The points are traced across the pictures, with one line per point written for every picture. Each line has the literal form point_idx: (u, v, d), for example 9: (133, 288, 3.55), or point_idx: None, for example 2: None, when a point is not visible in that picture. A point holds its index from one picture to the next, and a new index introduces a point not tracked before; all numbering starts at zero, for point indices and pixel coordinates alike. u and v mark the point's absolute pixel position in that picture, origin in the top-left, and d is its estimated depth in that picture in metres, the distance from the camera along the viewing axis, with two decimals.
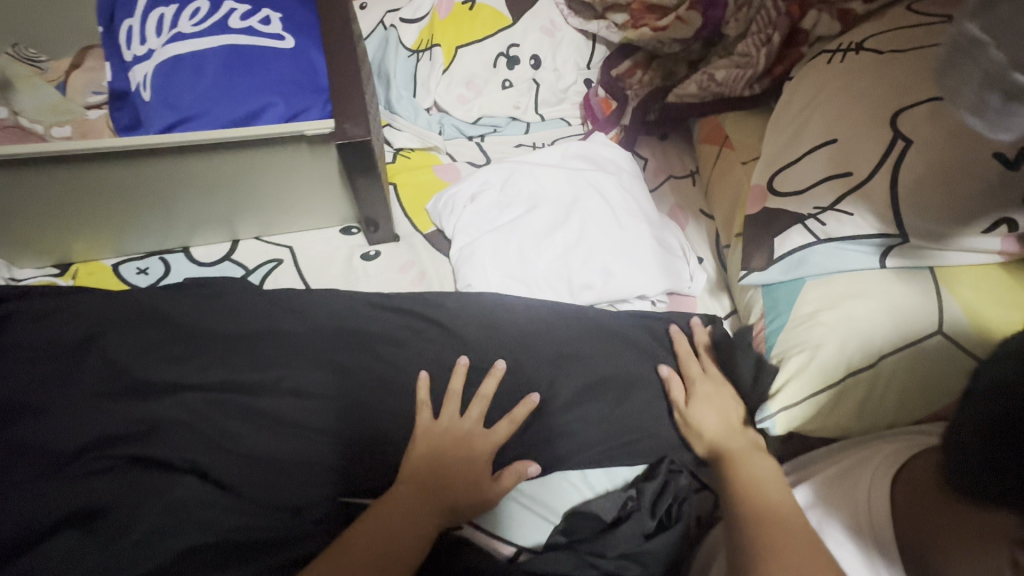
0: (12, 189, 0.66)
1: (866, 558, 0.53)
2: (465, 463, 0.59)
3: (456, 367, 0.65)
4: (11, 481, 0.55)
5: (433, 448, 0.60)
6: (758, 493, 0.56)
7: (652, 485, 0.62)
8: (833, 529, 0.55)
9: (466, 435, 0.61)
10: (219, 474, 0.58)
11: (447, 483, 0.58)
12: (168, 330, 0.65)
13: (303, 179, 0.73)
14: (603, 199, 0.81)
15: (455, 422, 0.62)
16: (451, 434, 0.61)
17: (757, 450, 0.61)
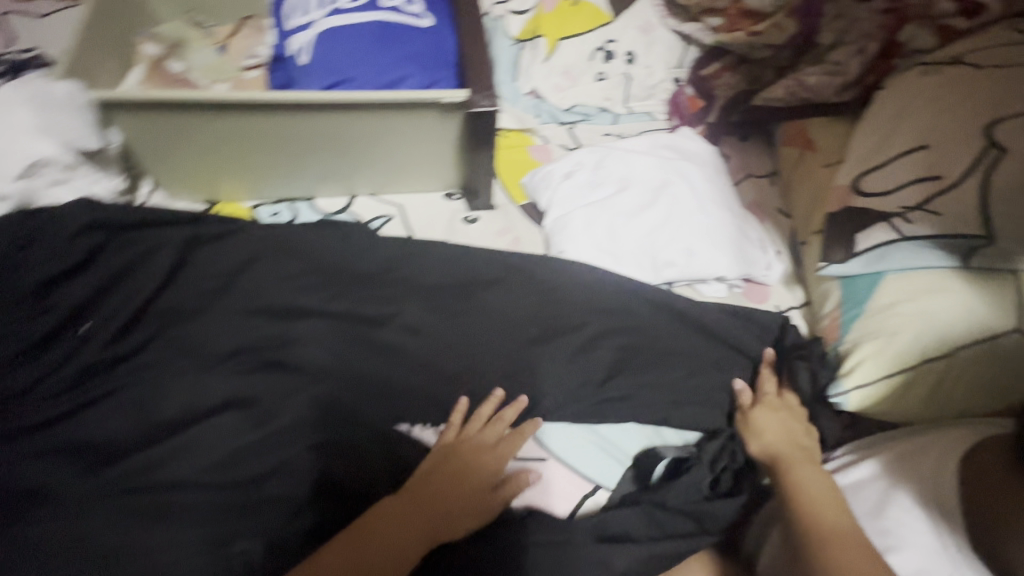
0: (184, 130, 0.75)
1: (933, 524, 0.56)
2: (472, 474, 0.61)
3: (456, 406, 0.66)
4: (174, 370, 0.65)
5: (446, 449, 0.62)
6: (821, 513, 0.57)
7: (713, 444, 0.66)
8: (901, 497, 0.58)
9: (477, 440, 0.63)
10: (343, 387, 0.66)
11: (453, 478, 0.60)
12: (301, 261, 0.74)
13: (426, 143, 0.82)
14: (690, 187, 0.87)
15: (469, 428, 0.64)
16: (457, 444, 0.63)
17: (805, 462, 0.62)
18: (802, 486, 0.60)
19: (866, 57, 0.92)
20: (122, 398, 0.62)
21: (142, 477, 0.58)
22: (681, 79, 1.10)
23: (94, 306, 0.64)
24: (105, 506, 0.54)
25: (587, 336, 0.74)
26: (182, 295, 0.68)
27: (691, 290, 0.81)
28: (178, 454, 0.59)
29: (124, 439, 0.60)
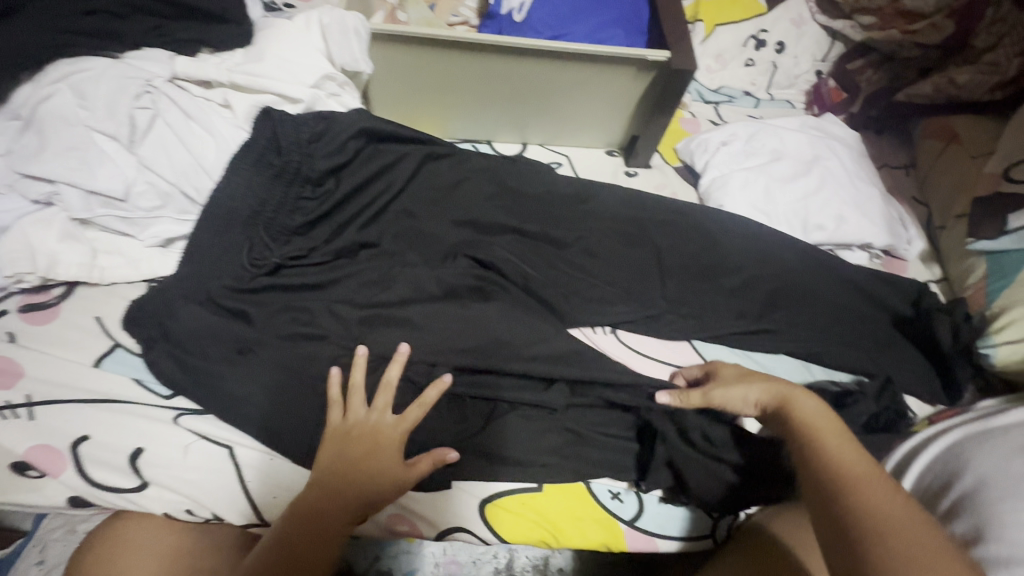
0: (416, 64, 0.88)
1: None
2: (371, 444, 0.61)
3: (396, 357, 0.67)
4: (407, 260, 0.79)
5: (343, 445, 0.61)
6: (833, 446, 0.55)
7: (875, 381, 0.77)
8: None
9: (365, 441, 0.61)
10: (539, 291, 0.79)
11: (353, 479, 0.59)
12: (500, 187, 0.87)
13: (610, 99, 0.93)
14: (841, 163, 0.95)
15: (360, 419, 0.62)
16: (358, 430, 0.62)
17: (818, 399, 0.62)
18: (805, 413, 0.59)
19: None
20: (371, 274, 0.76)
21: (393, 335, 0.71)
22: (823, 71, 1.18)
23: (352, 199, 0.79)
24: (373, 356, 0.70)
25: (746, 277, 0.83)
26: (413, 202, 0.82)
27: (836, 253, 0.89)
28: (417, 322, 0.73)
29: (376, 306, 0.74)
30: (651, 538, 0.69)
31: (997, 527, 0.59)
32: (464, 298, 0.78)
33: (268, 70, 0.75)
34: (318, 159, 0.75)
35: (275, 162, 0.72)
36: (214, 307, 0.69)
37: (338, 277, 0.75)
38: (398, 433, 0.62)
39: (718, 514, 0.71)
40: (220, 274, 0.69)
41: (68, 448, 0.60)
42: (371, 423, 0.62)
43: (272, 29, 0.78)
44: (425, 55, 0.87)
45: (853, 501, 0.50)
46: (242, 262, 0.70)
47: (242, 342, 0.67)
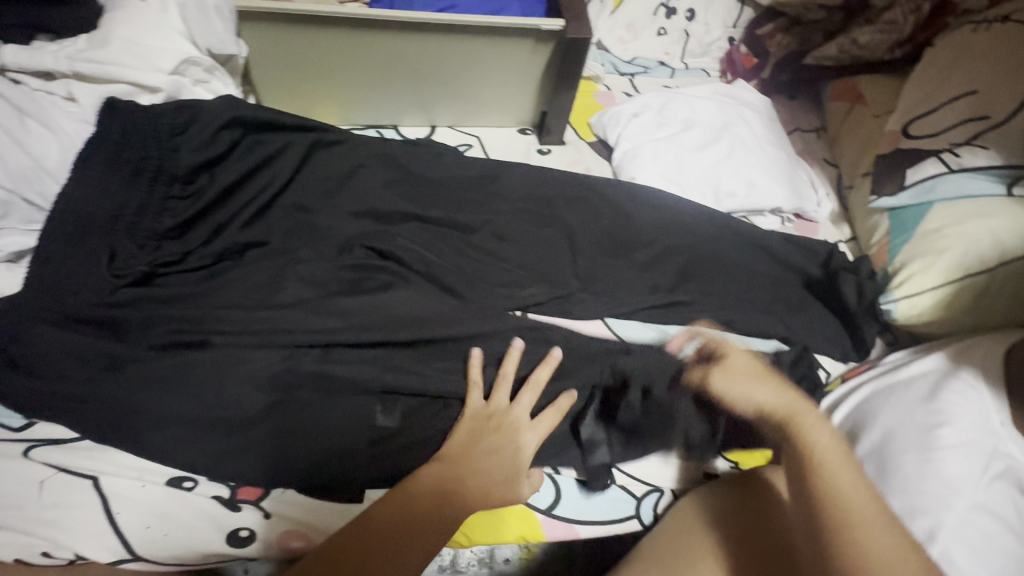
0: (301, 46, 0.82)
1: (980, 400, 0.64)
2: (499, 441, 0.63)
3: (511, 349, 0.68)
4: (298, 257, 0.73)
5: (474, 440, 0.63)
6: (833, 487, 0.56)
7: (790, 354, 0.74)
8: (953, 385, 0.66)
9: (507, 437, 0.64)
10: (444, 280, 0.74)
11: (472, 477, 0.61)
12: (402, 173, 0.82)
13: (513, 74, 0.90)
14: (751, 129, 0.94)
15: (502, 411, 0.65)
16: (496, 424, 0.64)
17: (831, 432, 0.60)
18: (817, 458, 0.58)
19: (921, 14, 0.96)
20: (258, 276, 0.70)
21: (281, 338, 0.66)
22: (735, 37, 1.17)
23: (231, 195, 0.72)
24: (257, 364, 0.64)
25: (658, 251, 0.82)
26: (304, 195, 0.77)
27: (749, 219, 0.89)
28: (309, 322, 0.67)
29: (262, 307, 0.68)
30: (570, 524, 0.68)
31: (902, 478, 0.60)
32: (364, 293, 0.72)
33: (116, 56, 0.67)
34: (184, 154, 0.68)
35: (134, 159, 0.65)
36: (69, 323, 0.61)
37: (220, 281, 0.69)
38: (535, 436, 0.64)
39: (640, 493, 0.71)
40: (75, 286, 0.62)
41: None
42: (525, 434, 0.64)
43: (120, 9, 0.70)
44: (307, 34, 0.81)
45: (852, 545, 0.52)
46: (98, 273, 0.63)
47: (104, 361, 0.61)
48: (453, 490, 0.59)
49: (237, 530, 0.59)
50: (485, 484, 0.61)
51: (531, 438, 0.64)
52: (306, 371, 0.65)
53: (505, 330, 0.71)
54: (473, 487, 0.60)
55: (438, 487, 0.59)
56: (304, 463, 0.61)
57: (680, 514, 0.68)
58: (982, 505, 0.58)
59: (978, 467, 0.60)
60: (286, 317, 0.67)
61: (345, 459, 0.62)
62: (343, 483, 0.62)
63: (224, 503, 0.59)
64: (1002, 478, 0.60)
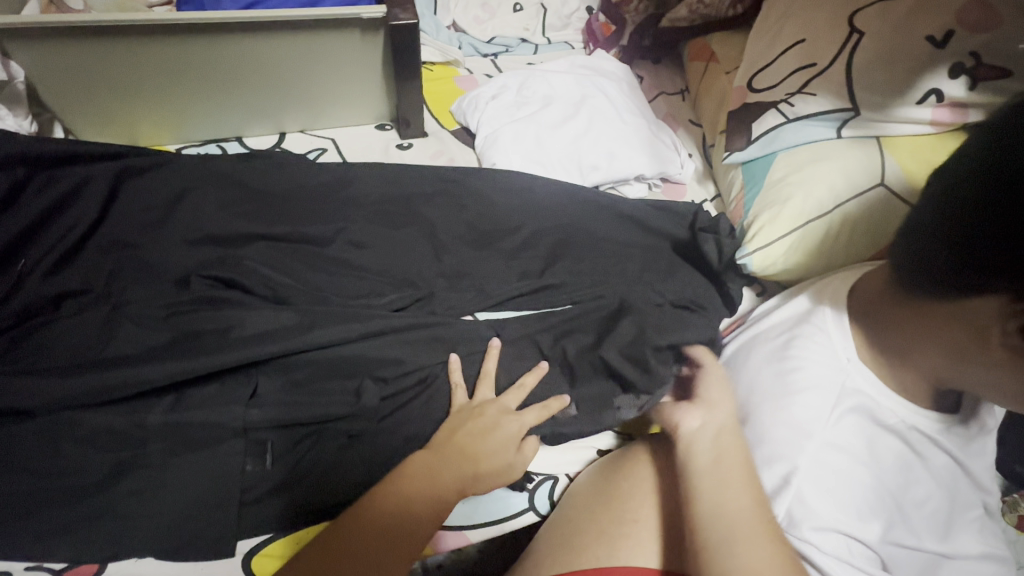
0: (101, 60, 0.74)
1: (829, 333, 0.67)
2: (481, 421, 0.62)
3: (490, 349, 0.68)
4: (124, 299, 0.66)
5: (459, 428, 0.62)
6: (710, 499, 0.56)
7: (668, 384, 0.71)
8: (809, 324, 0.69)
9: (491, 421, 0.62)
10: (296, 300, 0.69)
11: (457, 462, 0.59)
12: (239, 189, 0.75)
13: (350, 68, 0.84)
14: (607, 99, 0.94)
15: (487, 403, 0.64)
16: (482, 411, 0.63)
17: (734, 440, 0.60)
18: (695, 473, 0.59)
19: None
20: (72, 327, 0.62)
21: (99, 394, 0.58)
22: (593, 7, 1.17)
23: (27, 240, 0.64)
24: (77, 429, 0.57)
25: (526, 236, 0.80)
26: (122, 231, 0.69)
27: (616, 191, 0.89)
28: (132, 373, 0.59)
29: (78, 363, 0.60)
30: (461, 532, 0.65)
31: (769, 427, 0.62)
32: (203, 328, 0.65)
33: None
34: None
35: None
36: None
37: (23, 340, 0.61)
38: (525, 421, 0.64)
39: (534, 485, 0.69)
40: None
41: None
42: (513, 416, 0.63)
43: None
44: (104, 47, 0.73)
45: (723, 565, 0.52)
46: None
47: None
48: (430, 487, 0.57)
49: None
50: (467, 473, 0.59)
51: (515, 423, 0.63)
52: (134, 425, 0.58)
53: (366, 343, 0.67)
54: (444, 483, 0.58)
55: (417, 487, 0.57)
56: (143, 529, 0.55)
57: (573, 499, 0.66)
58: (834, 444, 0.60)
59: (834, 402, 0.62)
60: (106, 369, 0.60)
61: (198, 514, 0.56)
62: (193, 543, 0.55)
63: None
64: (852, 415, 0.62)
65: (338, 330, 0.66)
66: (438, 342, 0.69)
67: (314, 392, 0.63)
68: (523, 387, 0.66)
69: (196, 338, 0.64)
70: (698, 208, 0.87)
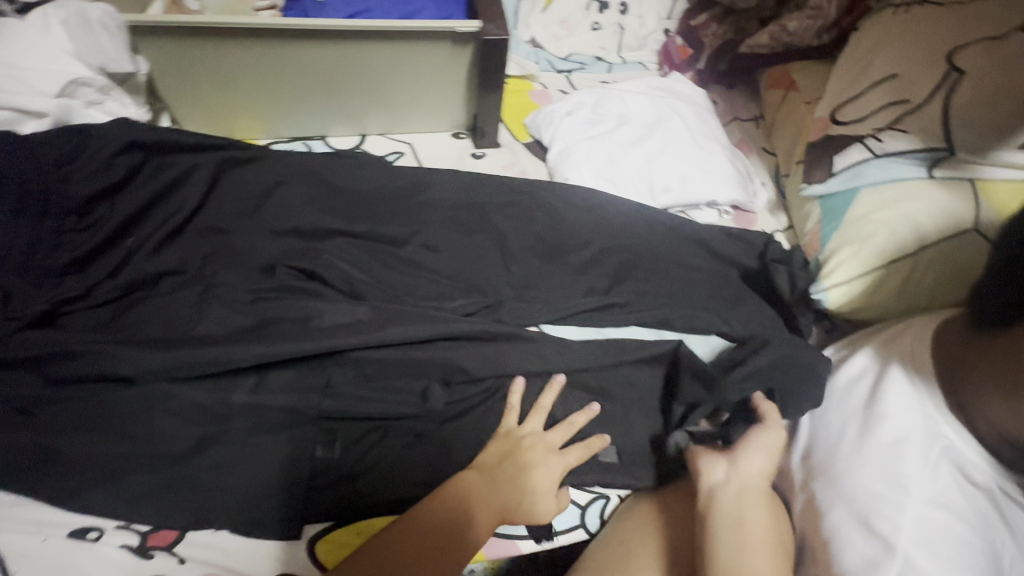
0: (212, 58, 0.79)
1: (915, 384, 0.65)
2: (530, 455, 0.62)
3: (552, 383, 0.68)
4: (216, 282, 0.70)
5: (508, 456, 0.62)
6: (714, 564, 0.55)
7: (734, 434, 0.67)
8: (895, 372, 0.66)
9: (540, 456, 0.62)
10: (373, 296, 0.72)
11: (501, 492, 0.59)
12: (323, 185, 0.79)
13: (437, 77, 0.87)
14: (683, 122, 0.94)
15: (537, 435, 0.64)
16: (533, 442, 0.63)
17: (756, 507, 0.58)
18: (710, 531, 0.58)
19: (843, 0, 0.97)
20: (170, 305, 0.67)
21: (190, 370, 0.62)
22: (670, 29, 1.17)
23: (134, 222, 0.68)
24: (170, 402, 0.61)
25: (593, 252, 0.81)
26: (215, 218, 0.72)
27: (685, 214, 0.88)
28: (221, 353, 0.63)
29: (172, 339, 0.64)
30: (512, 541, 0.65)
31: (852, 482, 0.60)
32: (285, 316, 0.69)
33: None
34: (78, 184, 0.65)
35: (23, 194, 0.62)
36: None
37: (126, 312, 0.66)
38: (569, 462, 0.63)
39: (585, 501, 0.69)
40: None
41: None
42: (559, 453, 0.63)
43: None
44: (215, 47, 0.78)
45: None
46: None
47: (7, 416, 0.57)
48: (471, 501, 0.58)
49: None
50: (509, 506, 0.59)
51: (560, 463, 0.63)
52: (221, 403, 0.62)
53: (434, 344, 0.69)
54: (485, 507, 0.58)
55: (462, 505, 0.58)
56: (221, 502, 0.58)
57: (624, 526, 0.65)
58: (930, 499, 0.57)
59: (922, 459, 0.60)
60: (197, 348, 0.63)
61: (273, 492, 0.59)
62: (266, 520, 0.58)
63: (135, 551, 0.55)
64: (943, 464, 0.60)
65: (410, 330, 0.68)
66: (503, 351, 0.70)
67: (384, 392, 0.66)
68: (572, 421, 0.66)
69: (278, 324, 0.68)
70: (769, 238, 0.86)
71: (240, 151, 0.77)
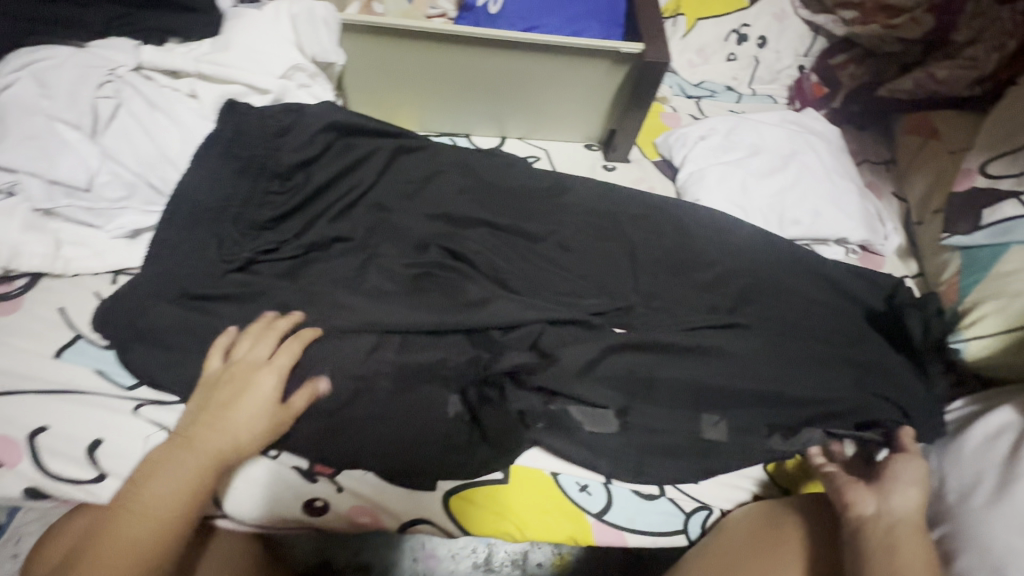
0: (390, 56, 0.86)
1: None
2: (232, 389, 0.60)
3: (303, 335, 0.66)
4: (378, 252, 0.78)
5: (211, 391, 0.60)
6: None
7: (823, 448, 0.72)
8: None
9: (233, 392, 0.60)
10: (513, 284, 0.78)
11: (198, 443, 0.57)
12: (473, 179, 0.86)
13: (587, 91, 0.92)
14: (818, 158, 0.95)
15: (243, 362, 0.62)
16: (229, 375, 0.61)
17: (912, 541, 0.57)
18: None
19: (1004, 53, 0.95)
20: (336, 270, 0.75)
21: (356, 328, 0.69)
22: (805, 66, 1.18)
23: (319, 191, 0.77)
24: (340, 353, 0.67)
25: (719, 272, 0.83)
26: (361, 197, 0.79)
27: (813, 248, 0.89)
28: (381, 313, 0.71)
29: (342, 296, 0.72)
30: (619, 531, 0.69)
31: (983, 532, 0.60)
32: (435, 291, 0.76)
33: (236, 60, 0.74)
34: (288, 154, 0.74)
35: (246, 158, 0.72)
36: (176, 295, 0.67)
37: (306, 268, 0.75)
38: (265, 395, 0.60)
39: (689, 509, 0.72)
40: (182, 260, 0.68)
41: (25, 438, 0.59)
42: (236, 402, 0.59)
43: (240, 19, 0.76)
44: (393, 45, 0.84)
45: None
46: (214, 255, 0.70)
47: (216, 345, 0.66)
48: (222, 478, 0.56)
49: (313, 500, 0.63)
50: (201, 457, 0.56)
51: (250, 406, 0.59)
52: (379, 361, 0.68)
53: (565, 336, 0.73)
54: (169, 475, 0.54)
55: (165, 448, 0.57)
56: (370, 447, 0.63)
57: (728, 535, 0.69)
58: None
59: None
60: (363, 308, 0.71)
61: (416, 447, 0.64)
62: (412, 473, 0.64)
63: (303, 473, 0.63)
64: None
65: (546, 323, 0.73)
66: (630, 353, 0.73)
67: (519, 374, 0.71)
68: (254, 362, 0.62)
69: (428, 298, 0.75)
70: (899, 282, 0.85)
71: (408, 140, 0.85)
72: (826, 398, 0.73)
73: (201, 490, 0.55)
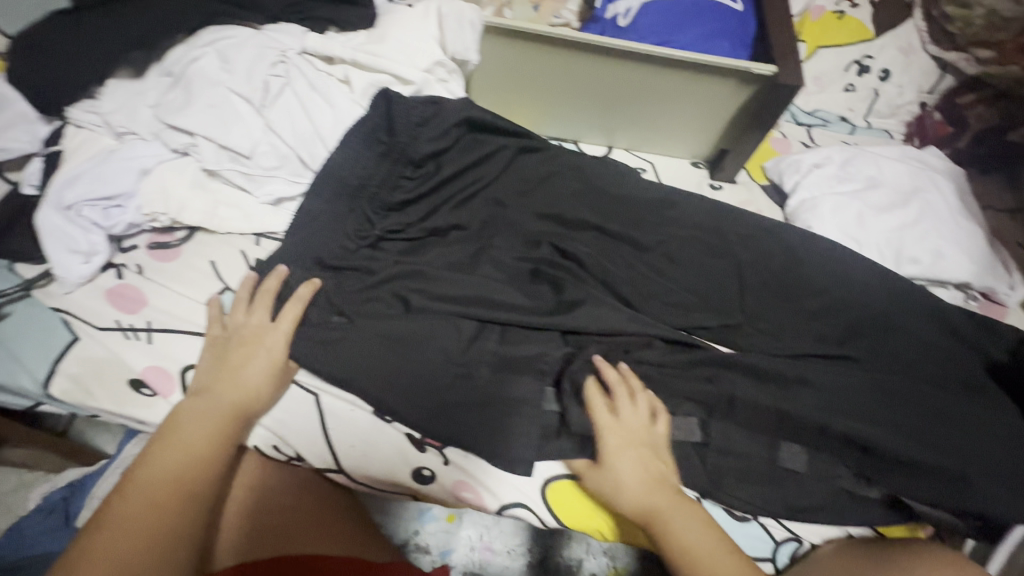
0: (519, 59, 0.89)
1: None
2: (242, 352, 0.63)
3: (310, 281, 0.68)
4: (492, 244, 0.81)
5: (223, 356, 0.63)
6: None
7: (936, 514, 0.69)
8: None
9: (244, 352, 0.63)
10: (620, 289, 0.80)
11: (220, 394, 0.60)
12: (584, 181, 0.87)
13: (707, 108, 0.92)
14: (943, 197, 0.91)
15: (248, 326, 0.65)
16: (240, 338, 0.64)
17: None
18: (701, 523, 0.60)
19: None
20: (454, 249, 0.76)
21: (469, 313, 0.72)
22: (928, 103, 1.13)
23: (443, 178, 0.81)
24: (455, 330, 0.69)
25: (829, 301, 0.80)
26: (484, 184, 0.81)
27: (931, 289, 0.85)
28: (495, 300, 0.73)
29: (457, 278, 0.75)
30: None
31: None
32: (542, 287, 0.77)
33: (388, 52, 0.80)
34: (422, 142, 0.79)
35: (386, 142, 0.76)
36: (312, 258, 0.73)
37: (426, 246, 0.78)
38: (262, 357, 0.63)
39: (780, 538, 0.71)
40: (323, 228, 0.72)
41: (178, 373, 0.65)
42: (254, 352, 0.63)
43: (394, 15, 0.82)
44: (526, 50, 0.87)
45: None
46: (351, 228, 0.74)
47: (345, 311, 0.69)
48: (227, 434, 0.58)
49: (421, 469, 0.66)
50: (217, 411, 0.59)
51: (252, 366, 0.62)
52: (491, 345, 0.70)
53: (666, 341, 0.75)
54: (195, 431, 0.57)
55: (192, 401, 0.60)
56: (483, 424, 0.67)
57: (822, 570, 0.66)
58: None
59: None
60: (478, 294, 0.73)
61: (518, 438, 0.65)
62: (517, 461, 0.65)
63: (413, 441, 0.66)
64: None
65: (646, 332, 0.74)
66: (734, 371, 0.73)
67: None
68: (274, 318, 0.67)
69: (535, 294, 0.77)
70: None
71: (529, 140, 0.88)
72: (946, 450, 0.70)
73: (225, 436, 0.58)
